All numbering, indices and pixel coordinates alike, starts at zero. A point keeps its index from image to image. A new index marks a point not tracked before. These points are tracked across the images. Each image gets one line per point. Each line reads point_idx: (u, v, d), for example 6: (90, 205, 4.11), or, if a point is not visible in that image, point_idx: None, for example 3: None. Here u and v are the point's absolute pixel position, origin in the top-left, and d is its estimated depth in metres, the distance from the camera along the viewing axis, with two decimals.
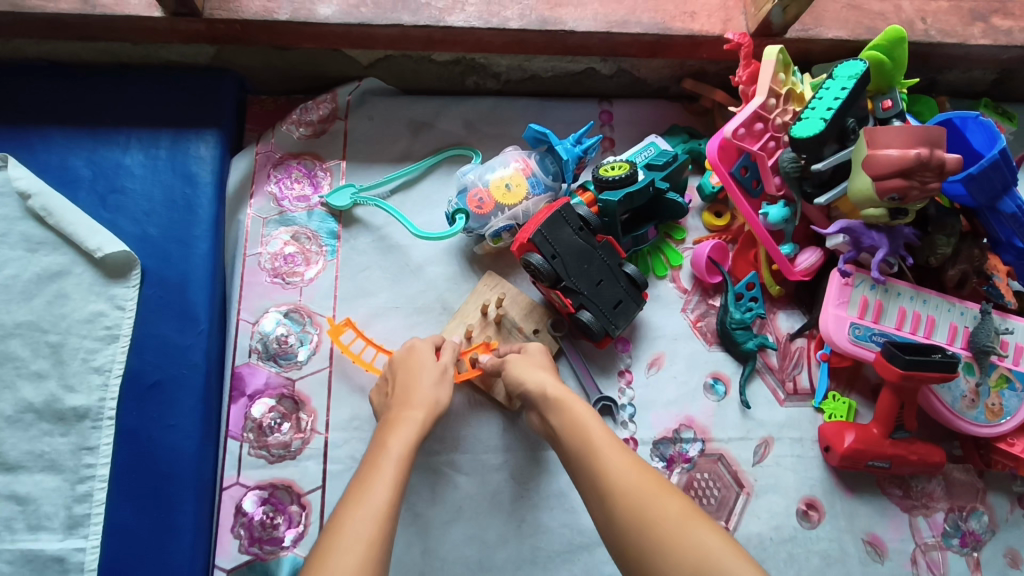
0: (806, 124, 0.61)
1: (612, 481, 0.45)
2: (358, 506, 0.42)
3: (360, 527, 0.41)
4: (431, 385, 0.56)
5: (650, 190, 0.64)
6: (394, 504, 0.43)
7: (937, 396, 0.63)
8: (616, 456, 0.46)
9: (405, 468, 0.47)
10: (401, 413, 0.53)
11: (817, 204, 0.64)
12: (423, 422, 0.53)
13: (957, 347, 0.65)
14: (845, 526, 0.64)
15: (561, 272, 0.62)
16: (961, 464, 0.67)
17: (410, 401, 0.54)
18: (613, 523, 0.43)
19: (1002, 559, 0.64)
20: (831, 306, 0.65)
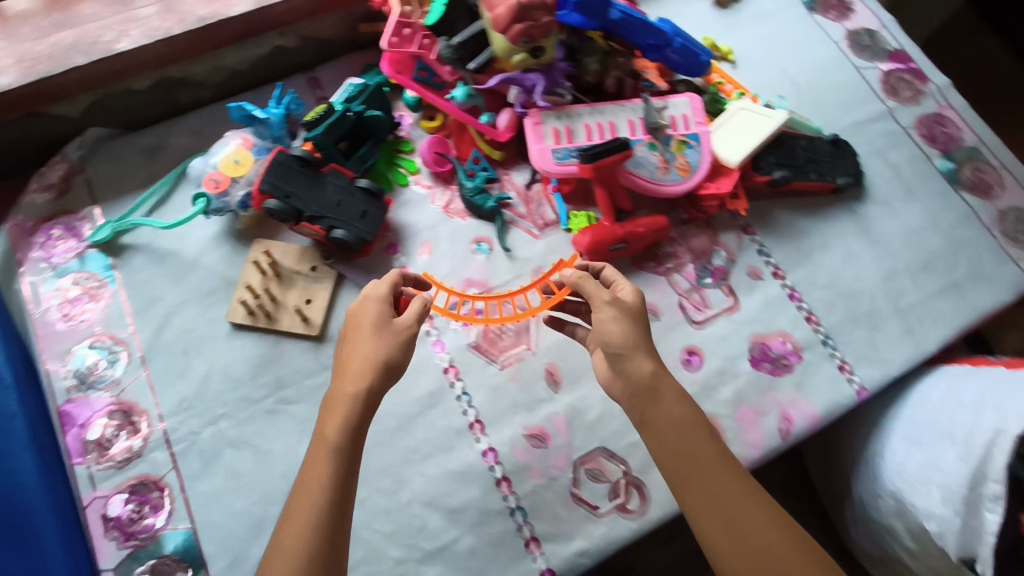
0: (433, 14, 0.75)
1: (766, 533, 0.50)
2: (305, 510, 0.50)
3: (303, 528, 0.49)
4: (377, 350, 0.57)
5: (349, 117, 0.75)
6: (332, 505, 0.50)
7: (636, 174, 0.77)
8: (752, 493, 0.52)
9: (343, 461, 0.52)
10: (348, 387, 0.55)
11: (474, 70, 0.76)
12: (366, 397, 0.55)
13: (639, 135, 0.79)
14: None
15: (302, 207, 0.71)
16: (689, 224, 0.82)
17: (353, 376, 0.55)
18: (730, 541, 0.50)
19: (747, 277, 0.81)
20: (533, 143, 0.77)
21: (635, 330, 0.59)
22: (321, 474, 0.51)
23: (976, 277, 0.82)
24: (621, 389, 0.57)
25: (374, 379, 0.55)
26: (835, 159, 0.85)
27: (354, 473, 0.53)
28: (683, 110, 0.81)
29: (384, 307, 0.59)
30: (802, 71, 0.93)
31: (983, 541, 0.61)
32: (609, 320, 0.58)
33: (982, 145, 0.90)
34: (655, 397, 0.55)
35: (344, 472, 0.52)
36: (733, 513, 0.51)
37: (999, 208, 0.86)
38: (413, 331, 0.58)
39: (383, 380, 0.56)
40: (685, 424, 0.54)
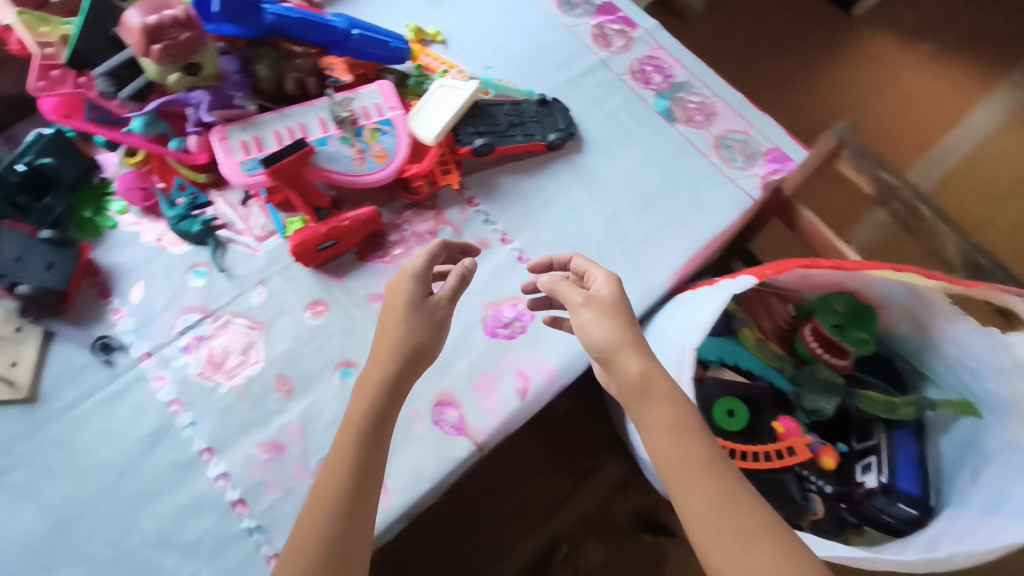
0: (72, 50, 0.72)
1: (728, 485, 0.51)
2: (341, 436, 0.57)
3: (333, 479, 0.54)
4: (410, 332, 0.61)
5: (16, 174, 0.72)
6: (346, 490, 0.54)
7: (332, 171, 0.77)
8: (717, 460, 0.53)
9: (357, 464, 0.55)
10: (374, 374, 0.59)
11: (128, 97, 0.75)
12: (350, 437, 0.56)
13: (328, 131, 0.78)
14: (346, 301, 0.78)
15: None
16: (414, 208, 0.82)
17: (383, 358, 0.60)
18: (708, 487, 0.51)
19: (476, 248, 0.81)
20: (221, 160, 0.75)
21: (617, 323, 0.58)
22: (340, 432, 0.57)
23: (696, 204, 0.84)
24: (615, 385, 0.58)
25: (411, 337, 0.61)
26: (542, 117, 0.86)
27: (360, 523, 0.53)
28: (373, 98, 0.81)
29: (417, 285, 0.64)
30: (515, 39, 0.94)
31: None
32: (590, 321, 0.59)
33: (692, 77, 0.93)
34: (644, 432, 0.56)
35: (355, 467, 0.55)
36: (714, 493, 0.51)
37: (714, 134, 0.89)
38: (438, 314, 0.63)
39: (408, 365, 0.60)
40: (676, 427, 0.54)
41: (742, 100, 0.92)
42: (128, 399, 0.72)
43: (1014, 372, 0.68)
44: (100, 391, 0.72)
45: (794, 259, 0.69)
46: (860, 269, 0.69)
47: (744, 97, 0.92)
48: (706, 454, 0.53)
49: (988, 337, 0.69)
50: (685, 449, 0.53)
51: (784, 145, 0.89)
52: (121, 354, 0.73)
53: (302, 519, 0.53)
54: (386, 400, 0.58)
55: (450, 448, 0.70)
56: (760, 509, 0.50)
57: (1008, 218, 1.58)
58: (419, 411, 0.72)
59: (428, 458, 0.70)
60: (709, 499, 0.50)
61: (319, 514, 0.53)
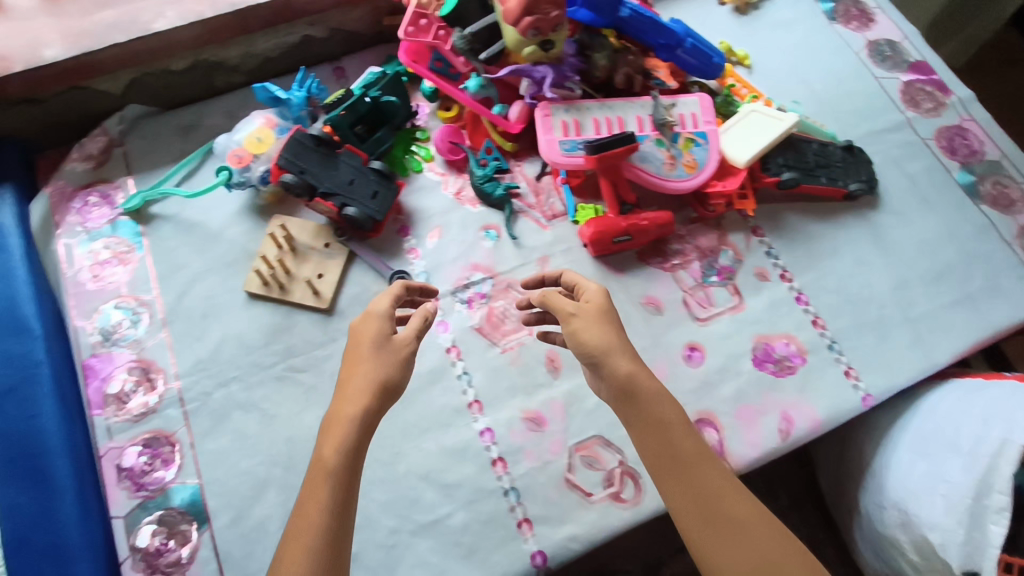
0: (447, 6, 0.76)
1: (719, 482, 0.52)
2: (332, 442, 0.53)
3: (317, 506, 0.51)
4: (372, 373, 0.56)
5: (365, 102, 0.78)
6: (334, 519, 0.50)
7: (642, 168, 0.78)
8: (706, 453, 0.53)
9: (354, 472, 0.53)
10: (346, 411, 0.54)
11: (485, 60, 0.77)
12: (357, 439, 0.53)
13: (645, 130, 0.79)
14: (623, 297, 0.79)
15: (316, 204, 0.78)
16: (699, 223, 0.82)
17: (350, 397, 0.55)
18: (704, 505, 0.51)
19: (754, 278, 0.80)
20: (541, 135, 0.78)
21: (618, 332, 0.57)
22: (321, 454, 0.53)
23: (991, 290, 0.81)
24: (607, 390, 0.56)
25: (383, 376, 0.56)
26: (847, 164, 0.84)
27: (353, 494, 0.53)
28: (692, 108, 0.81)
29: (386, 323, 0.58)
30: (821, 78, 0.93)
31: (983, 552, 0.59)
32: (583, 327, 0.57)
33: (1005, 159, 0.89)
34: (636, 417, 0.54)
35: (336, 504, 0.51)
36: (697, 492, 0.51)
37: (1021, 223, 0.84)
38: (410, 350, 0.58)
39: (379, 402, 0.55)
40: (648, 434, 0.53)
41: None
42: None
43: None
44: None
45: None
46: None
47: None
48: (686, 450, 0.53)
49: None
50: (659, 437, 0.53)
51: None
52: None
53: (295, 526, 0.50)
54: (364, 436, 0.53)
55: None
56: (748, 502, 0.51)
57: None
58: None
59: None
60: (696, 498, 0.51)
61: (320, 506, 0.51)
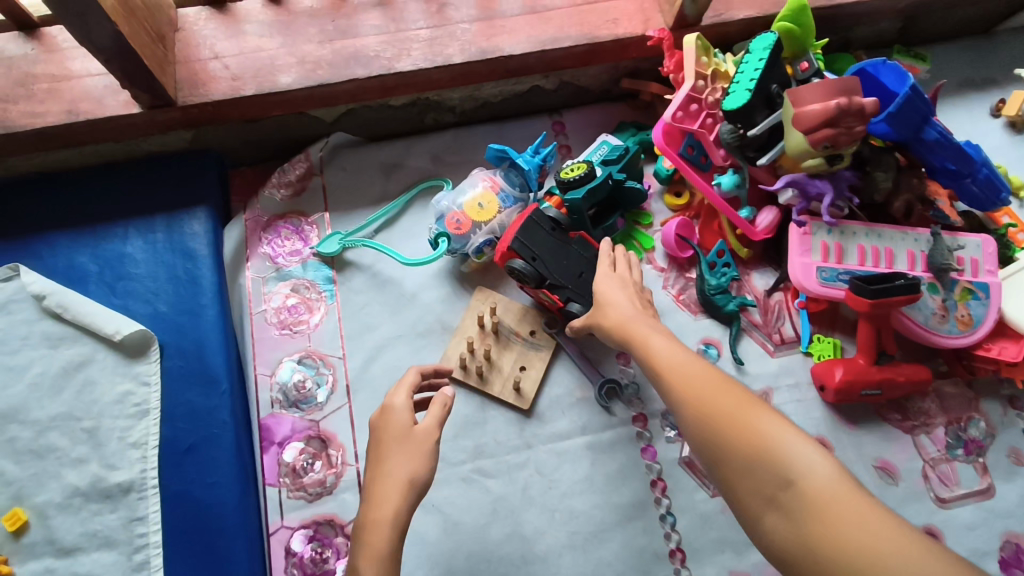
0: (733, 98, 0.66)
1: (669, 365, 0.49)
2: (367, 550, 0.46)
3: None
4: (414, 474, 0.50)
5: (608, 184, 0.69)
6: None
7: (909, 317, 0.68)
8: (672, 350, 0.51)
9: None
10: (378, 514, 0.48)
11: (761, 165, 0.69)
12: (395, 544, 0.47)
13: (918, 271, 0.70)
14: (854, 455, 0.68)
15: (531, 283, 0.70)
16: (948, 378, 0.72)
17: (379, 501, 0.48)
18: (676, 396, 0.48)
19: (1007, 460, 0.69)
20: (796, 255, 0.70)
21: (624, 291, 0.59)
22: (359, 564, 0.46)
23: None
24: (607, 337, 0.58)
25: (421, 476, 0.50)
26: None
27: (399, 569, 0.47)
28: (973, 252, 0.70)
29: (405, 416, 0.52)
30: None
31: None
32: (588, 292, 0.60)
33: None
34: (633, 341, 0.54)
35: None
36: (675, 377, 0.48)
37: None
38: (435, 442, 0.51)
39: (414, 501, 0.49)
40: (630, 341, 0.54)
41: None
42: (614, 457, 0.67)
43: None
44: (590, 435, 0.68)
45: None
46: None
47: None
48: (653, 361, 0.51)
49: None
50: (641, 350, 0.53)
51: None
52: (618, 405, 0.69)
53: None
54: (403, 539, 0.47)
55: None
56: (710, 373, 0.48)
57: None
58: None
59: None
60: (663, 381, 0.49)
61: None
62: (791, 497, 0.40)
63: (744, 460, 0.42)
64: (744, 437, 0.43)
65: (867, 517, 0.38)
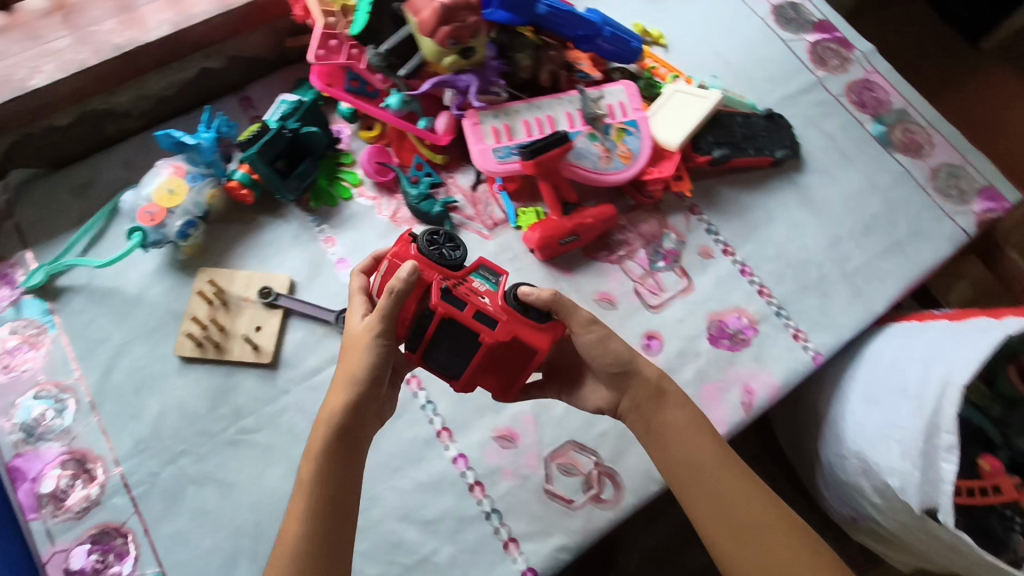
0: (358, 23, 0.73)
1: (721, 479, 0.56)
2: (315, 471, 0.53)
3: (293, 507, 0.52)
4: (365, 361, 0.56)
5: (284, 134, 0.75)
6: (308, 527, 0.51)
7: (579, 166, 0.77)
8: (722, 460, 0.57)
9: (332, 475, 0.53)
10: (325, 412, 0.55)
11: (405, 78, 0.75)
12: (338, 446, 0.54)
13: (577, 127, 0.78)
14: (577, 296, 0.78)
15: (457, 323, 0.57)
16: (638, 209, 0.83)
17: (335, 391, 0.56)
18: (724, 510, 0.55)
19: (698, 257, 0.82)
20: (473, 144, 0.77)
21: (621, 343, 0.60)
22: (304, 472, 0.53)
23: (916, 234, 0.85)
24: (626, 399, 0.60)
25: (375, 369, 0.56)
26: (771, 133, 0.86)
27: (355, 469, 0.54)
28: (620, 98, 0.81)
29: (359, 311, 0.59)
30: (730, 48, 0.94)
31: (940, 490, 0.63)
32: (608, 337, 0.60)
33: (909, 106, 0.93)
34: (669, 429, 0.58)
35: (305, 509, 0.51)
36: (731, 514, 0.55)
37: (930, 166, 0.90)
38: (369, 334, 0.56)
39: (365, 398, 0.56)
40: (640, 398, 0.59)
41: (960, 135, 0.92)
42: None
43: None
44: None
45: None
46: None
47: (960, 132, 0.92)
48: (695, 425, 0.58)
49: None
50: (673, 464, 0.57)
51: (998, 183, 0.89)
52: None
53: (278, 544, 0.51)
54: (341, 438, 0.54)
55: None
56: (718, 453, 0.57)
57: None
58: None
59: None
60: (707, 495, 0.56)
61: (294, 524, 0.51)
62: (769, 553, 0.54)
63: (734, 528, 0.55)
64: None
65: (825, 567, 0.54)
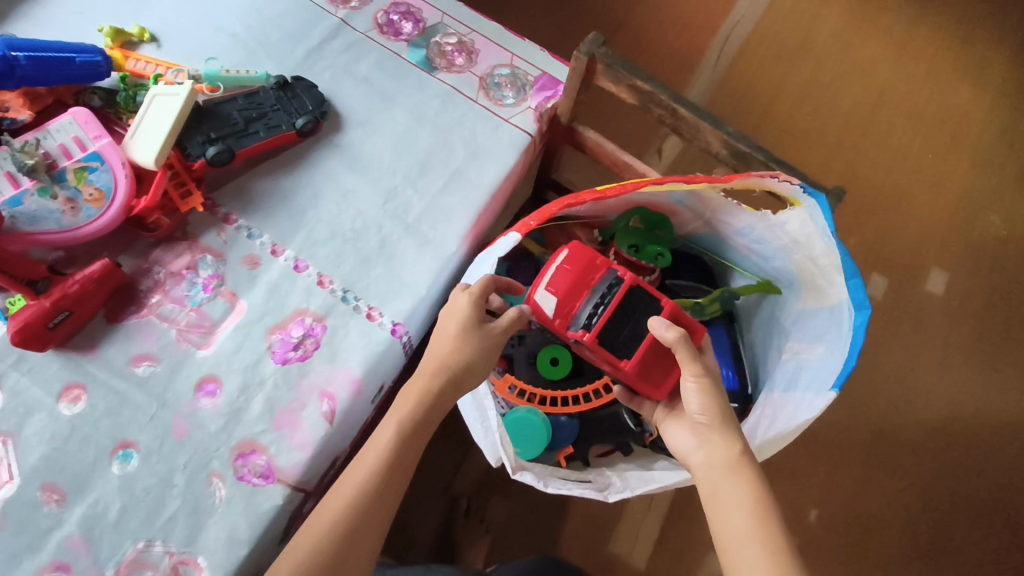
0: None
1: (758, 525, 0.54)
2: (372, 461, 0.61)
3: (346, 486, 0.60)
4: (460, 351, 0.64)
5: None
6: (343, 519, 0.58)
7: (39, 233, 0.66)
8: (757, 519, 0.54)
9: (399, 457, 0.62)
10: (433, 364, 0.64)
11: None
12: (405, 414, 0.63)
13: (20, 186, 0.66)
14: (108, 375, 0.67)
15: (638, 291, 0.70)
16: (161, 244, 0.72)
17: (429, 373, 0.64)
18: (743, 543, 0.53)
19: (245, 269, 0.73)
20: None
21: (713, 409, 0.60)
22: (356, 469, 0.61)
23: (475, 154, 0.80)
24: (694, 454, 0.61)
25: (455, 372, 0.64)
26: (284, 103, 0.77)
27: (394, 487, 0.61)
28: (71, 132, 0.69)
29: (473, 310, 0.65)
30: (233, 18, 0.84)
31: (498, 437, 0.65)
32: (692, 389, 0.61)
33: (444, 17, 0.88)
34: (732, 482, 0.57)
35: (318, 539, 0.57)
36: (752, 549, 0.53)
37: (478, 74, 0.85)
38: (484, 331, 0.66)
39: (449, 386, 0.64)
40: (710, 453, 0.59)
41: (503, 31, 0.88)
42: None
43: (793, 247, 0.70)
44: None
45: (552, 203, 0.65)
46: (622, 191, 0.65)
47: (501, 28, 0.88)
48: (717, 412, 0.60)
49: (763, 221, 0.70)
50: (733, 504, 0.56)
51: (549, 68, 0.86)
52: None
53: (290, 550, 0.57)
54: (387, 466, 0.61)
55: (261, 499, 0.64)
56: (750, 485, 0.56)
57: (799, 80, 1.69)
58: (220, 471, 0.65)
59: (240, 519, 0.63)
60: (734, 516, 0.55)
61: (320, 523, 0.58)
62: None
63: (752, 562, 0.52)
64: None
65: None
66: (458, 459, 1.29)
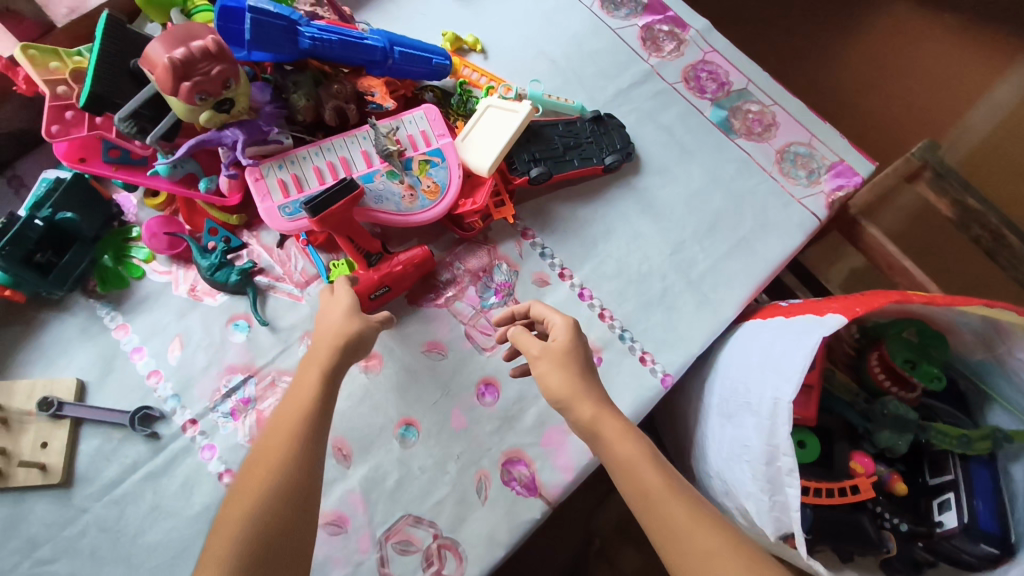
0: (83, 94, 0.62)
1: (580, 416, 0.57)
2: (275, 439, 0.53)
3: (259, 472, 0.51)
4: (330, 362, 0.58)
5: (37, 224, 0.65)
6: (269, 516, 0.49)
7: (380, 210, 0.71)
8: (571, 393, 0.57)
9: (297, 442, 0.53)
10: (310, 376, 0.58)
11: (156, 144, 0.65)
12: (313, 409, 0.55)
13: (374, 165, 0.72)
14: (402, 352, 0.73)
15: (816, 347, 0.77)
16: (467, 244, 0.78)
17: (305, 387, 0.57)
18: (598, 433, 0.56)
19: (534, 286, 0.76)
20: (258, 202, 0.68)
21: (557, 357, 0.60)
22: (269, 451, 0.52)
23: (764, 227, 0.81)
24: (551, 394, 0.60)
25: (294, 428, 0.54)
26: (598, 138, 0.81)
27: (308, 476, 0.52)
28: (421, 126, 0.75)
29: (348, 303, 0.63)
30: (556, 45, 0.89)
31: (789, 515, 0.60)
32: (546, 372, 0.59)
33: (749, 84, 0.90)
34: (545, 377, 0.59)
35: (256, 535, 0.48)
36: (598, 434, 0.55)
37: (776, 147, 0.86)
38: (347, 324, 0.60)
39: (329, 391, 0.57)
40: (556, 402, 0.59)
41: (805, 109, 0.89)
42: (174, 474, 0.65)
43: None
44: (143, 467, 0.65)
45: (882, 295, 0.64)
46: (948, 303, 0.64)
47: (804, 106, 0.89)
48: (564, 359, 0.59)
49: None
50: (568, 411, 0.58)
51: (849, 157, 0.86)
52: (163, 426, 0.67)
53: (210, 543, 0.48)
54: (300, 443, 0.53)
55: (523, 509, 0.67)
56: (569, 374, 0.59)
57: None
58: (488, 469, 0.68)
59: (502, 522, 0.66)
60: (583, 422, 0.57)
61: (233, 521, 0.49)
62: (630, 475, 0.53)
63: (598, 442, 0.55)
64: (656, 522, 0.51)
65: (722, 538, 0.49)
66: (601, 501, 1.29)
